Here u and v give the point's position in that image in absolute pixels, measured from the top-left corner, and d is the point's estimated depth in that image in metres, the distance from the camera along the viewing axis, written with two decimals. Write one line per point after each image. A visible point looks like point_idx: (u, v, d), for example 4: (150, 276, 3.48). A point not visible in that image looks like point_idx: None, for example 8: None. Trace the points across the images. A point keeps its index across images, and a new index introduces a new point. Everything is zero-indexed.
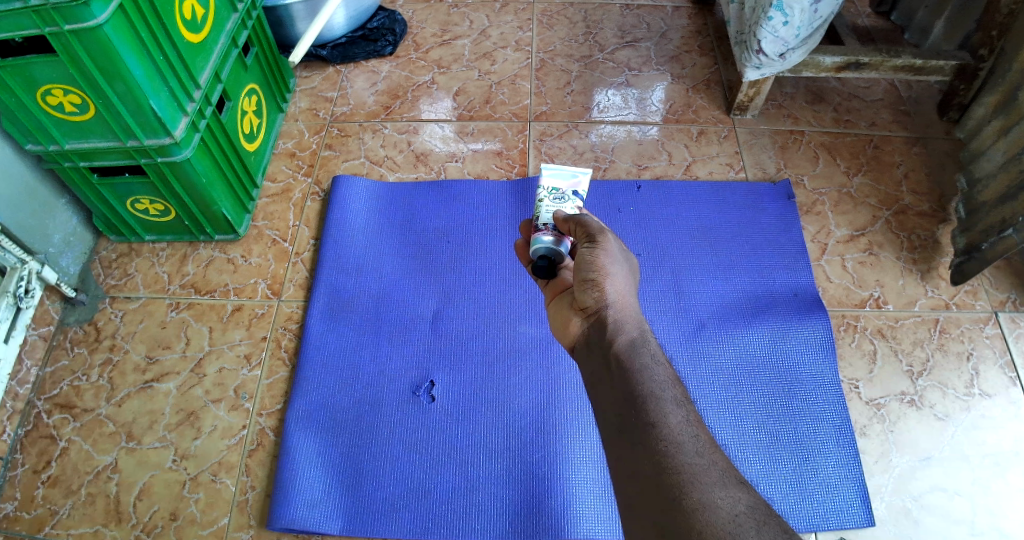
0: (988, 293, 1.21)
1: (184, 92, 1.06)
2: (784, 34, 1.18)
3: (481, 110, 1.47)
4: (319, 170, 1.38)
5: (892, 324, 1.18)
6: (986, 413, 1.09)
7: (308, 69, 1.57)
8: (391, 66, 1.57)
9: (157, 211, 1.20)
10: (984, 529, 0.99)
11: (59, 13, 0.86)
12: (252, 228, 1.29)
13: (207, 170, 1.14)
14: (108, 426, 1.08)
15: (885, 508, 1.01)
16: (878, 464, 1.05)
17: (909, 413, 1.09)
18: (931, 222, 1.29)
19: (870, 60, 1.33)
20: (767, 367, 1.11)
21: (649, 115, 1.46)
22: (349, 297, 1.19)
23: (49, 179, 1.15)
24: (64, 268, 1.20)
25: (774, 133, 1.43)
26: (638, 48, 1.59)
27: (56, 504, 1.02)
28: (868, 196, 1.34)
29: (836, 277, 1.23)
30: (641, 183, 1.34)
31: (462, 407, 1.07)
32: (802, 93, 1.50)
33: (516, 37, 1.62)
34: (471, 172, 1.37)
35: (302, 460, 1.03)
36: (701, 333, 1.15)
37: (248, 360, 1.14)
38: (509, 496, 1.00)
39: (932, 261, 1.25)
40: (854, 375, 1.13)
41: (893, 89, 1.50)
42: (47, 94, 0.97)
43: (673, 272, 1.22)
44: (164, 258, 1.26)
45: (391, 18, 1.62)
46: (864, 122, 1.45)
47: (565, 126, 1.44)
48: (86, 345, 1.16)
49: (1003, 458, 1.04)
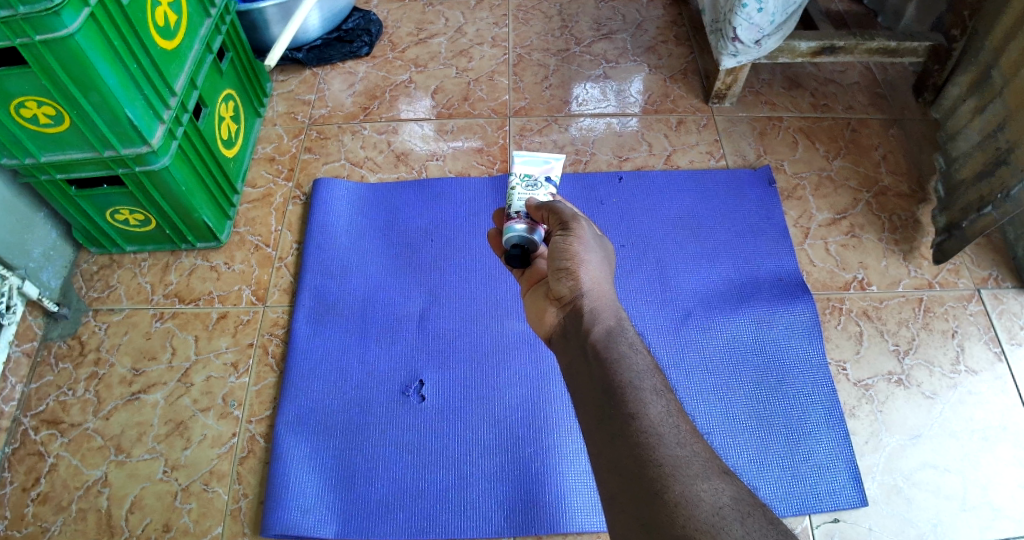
0: (970, 271, 1.23)
1: (160, 100, 1.05)
2: (759, 20, 1.19)
3: (460, 108, 1.47)
4: (300, 174, 1.37)
5: (877, 305, 1.19)
6: (973, 389, 1.10)
7: (284, 73, 1.55)
8: (368, 67, 1.56)
9: (138, 221, 1.19)
10: (976, 504, 1.00)
11: (30, 23, 0.85)
12: (234, 235, 1.29)
13: (186, 178, 1.14)
14: (97, 440, 1.08)
15: (876, 487, 1.02)
16: (867, 444, 1.06)
17: (897, 392, 1.10)
18: (910, 203, 1.31)
19: (844, 44, 1.34)
20: (754, 352, 1.12)
21: (628, 107, 1.46)
22: (335, 300, 1.18)
23: (27, 193, 1.14)
24: (45, 283, 1.18)
25: (752, 120, 1.44)
26: (614, 40, 1.59)
27: (47, 521, 1.01)
28: (847, 179, 1.35)
29: (820, 261, 1.24)
30: (621, 174, 1.34)
31: (454, 405, 1.07)
32: (779, 79, 1.51)
33: (492, 33, 1.62)
34: (453, 170, 1.37)
35: (295, 466, 1.02)
36: (688, 321, 1.15)
37: (235, 367, 1.14)
38: (504, 493, 1.00)
39: (914, 241, 1.26)
40: (841, 357, 1.14)
41: (867, 73, 1.51)
42: (21, 106, 0.95)
43: (658, 262, 1.22)
44: (146, 268, 1.25)
45: (366, 18, 1.61)
46: (841, 106, 1.46)
47: (544, 120, 1.44)
48: (70, 360, 1.15)
49: (991, 433, 1.06)
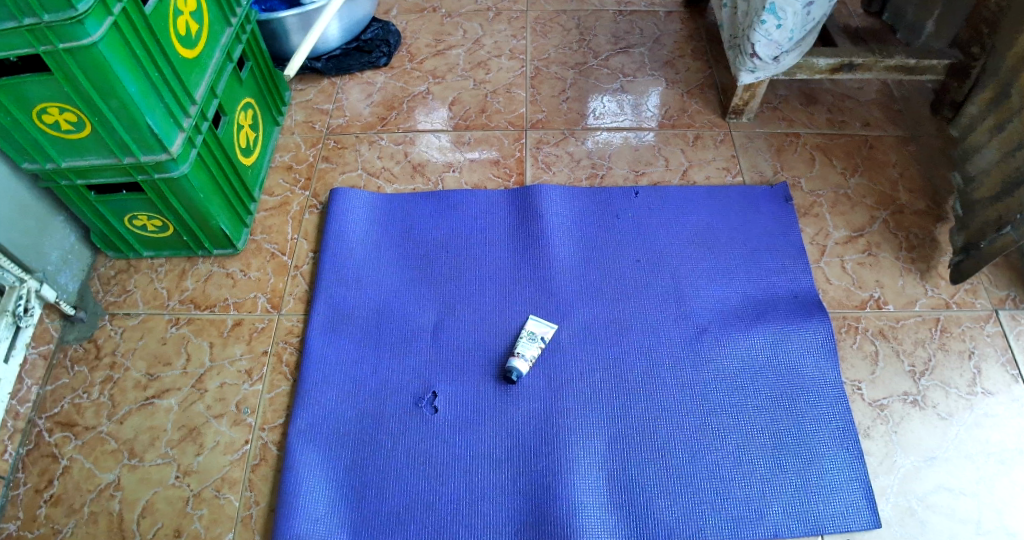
0: (988, 291, 1.22)
1: (180, 108, 1.06)
2: (778, 37, 1.18)
3: (476, 119, 1.47)
4: (316, 183, 1.38)
5: (893, 325, 1.18)
6: (990, 411, 1.08)
7: (303, 82, 1.57)
8: (386, 78, 1.57)
9: (155, 226, 1.20)
10: (991, 528, 0.99)
11: (53, 31, 0.86)
12: (250, 242, 1.29)
13: (203, 184, 1.14)
14: (109, 444, 1.08)
15: (891, 509, 1.01)
16: (882, 465, 1.05)
17: (913, 414, 1.09)
18: (928, 222, 1.30)
19: (863, 61, 1.33)
20: (768, 370, 1.11)
21: (645, 121, 1.46)
22: (349, 309, 1.18)
23: (47, 198, 1.16)
24: (63, 286, 1.19)
25: (769, 135, 1.43)
26: (631, 54, 1.59)
27: (59, 523, 1.02)
28: (865, 197, 1.34)
29: (836, 279, 1.23)
30: (638, 188, 1.34)
31: (466, 417, 1.07)
32: (796, 95, 1.50)
33: (510, 46, 1.63)
34: (468, 182, 1.37)
35: (306, 475, 1.02)
36: (702, 337, 1.14)
37: (249, 374, 1.14)
38: (515, 506, 0.99)
39: (932, 260, 1.25)
40: (857, 376, 1.13)
41: (885, 91, 1.51)
42: (43, 112, 0.97)
43: (673, 277, 1.22)
44: (162, 273, 1.26)
45: (385, 29, 1.63)
46: (859, 123, 1.45)
47: (561, 133, 1.44)
48: (86, 363, 1.16)
49: (1007, 456, 1.04)
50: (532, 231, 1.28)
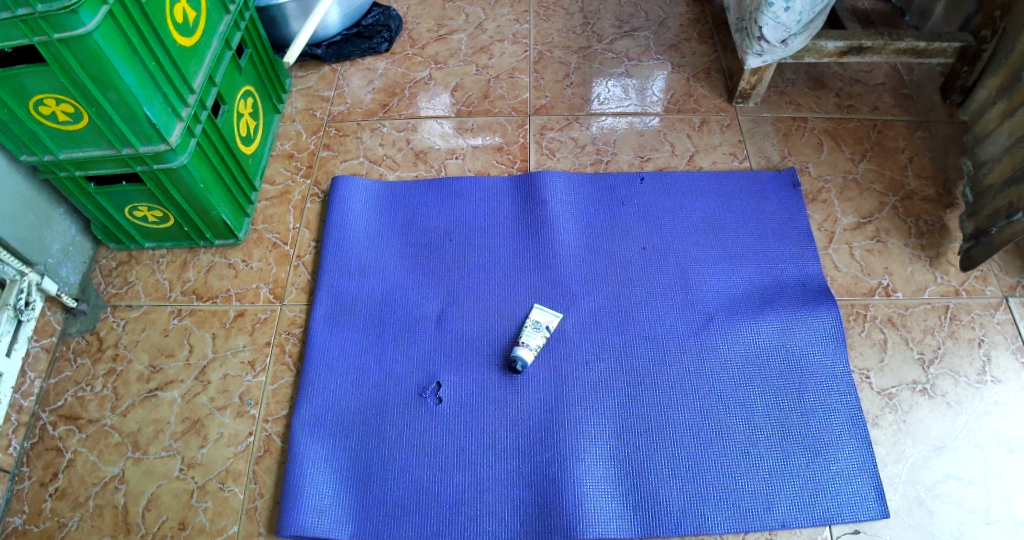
0: (997, 278, 1.20)
1: (178, 97, 1.05)
2: (785, 20, 1.15)
3: (480, 105, 1.45)
4: (318, 171, 1.36)
5: (902, 312, 1.17)
6: (999, 399, 1.07)
7: (303, 69, 1.55)
8: (387, 64, 1.55)
9: (155, 218, 1.19)
10: (1000, 518, 0.98)
11: (48, 22, 0.84)
12: (252, 232, 1.28)
13: (203, 175, 1.13)
14: (114, 437, 1.08)
15: (899, 498, 1.00)
16: (890, 454, 1.04)
17: (921, 402, 1.08)
18: (936, 207, 1.28)
19: (872, 44, 1.30)
20: (776, 359, 1.10)
21: (650, 106, 1.44)
22: (352, 299, 1.17)
23: (46, 190, 1.14)
24: (64, 278, 1.19)
25: (777, 120, 1.41)
26: (636, 38, 1.57)
27: (64, 517, 1.02)
28: (873, 182, 1.32)
29: (844, 266, 1.22)
30: (643, 174, 1.32)
31: (471, 408, 1.06)
32: (803, 79, 1.48)
33: (513, 30, 1.60)
34: (472, 169, 1.35)
35: (310, 466, 1.02)
36: (708, 327, 1.13)
37: (252, 366, 1.13)
38: (521, 496, 0.99)
39: (941, 247, 1.23)
40: (865, 365, 1.12)
41: (895, 74, 1.48)
42: (39, 104, 0.95)
43: (678, 265, 1.20)
44: (164, 264, 1.25)
45: (385, 14, 1.60)
46: (867, 107, 1.43)
47: (565, 119, 1.42)
48: (88, 356, 1.15)
49: (1017, 445, 1.03)
50: (536, 218, 1.26)
